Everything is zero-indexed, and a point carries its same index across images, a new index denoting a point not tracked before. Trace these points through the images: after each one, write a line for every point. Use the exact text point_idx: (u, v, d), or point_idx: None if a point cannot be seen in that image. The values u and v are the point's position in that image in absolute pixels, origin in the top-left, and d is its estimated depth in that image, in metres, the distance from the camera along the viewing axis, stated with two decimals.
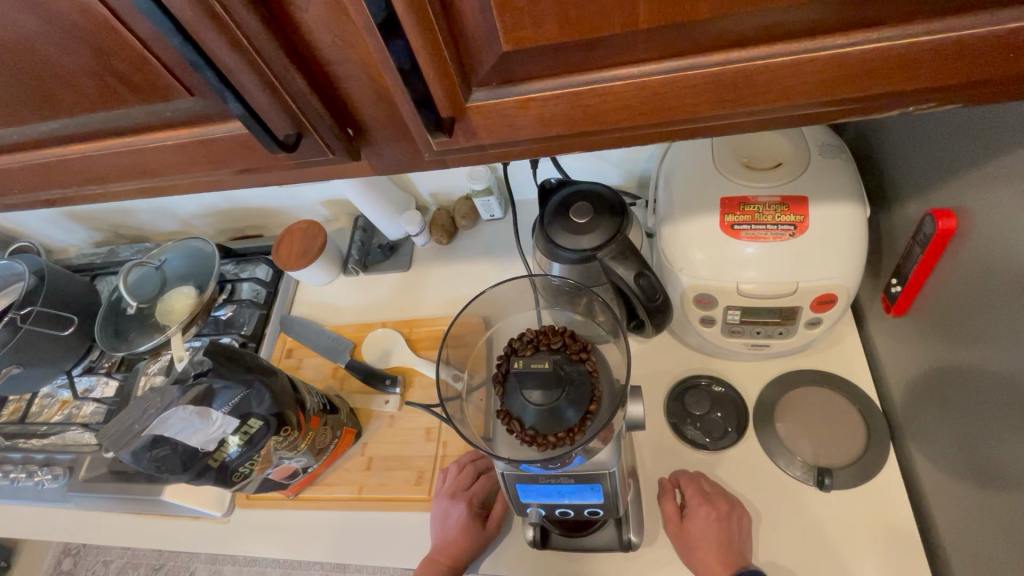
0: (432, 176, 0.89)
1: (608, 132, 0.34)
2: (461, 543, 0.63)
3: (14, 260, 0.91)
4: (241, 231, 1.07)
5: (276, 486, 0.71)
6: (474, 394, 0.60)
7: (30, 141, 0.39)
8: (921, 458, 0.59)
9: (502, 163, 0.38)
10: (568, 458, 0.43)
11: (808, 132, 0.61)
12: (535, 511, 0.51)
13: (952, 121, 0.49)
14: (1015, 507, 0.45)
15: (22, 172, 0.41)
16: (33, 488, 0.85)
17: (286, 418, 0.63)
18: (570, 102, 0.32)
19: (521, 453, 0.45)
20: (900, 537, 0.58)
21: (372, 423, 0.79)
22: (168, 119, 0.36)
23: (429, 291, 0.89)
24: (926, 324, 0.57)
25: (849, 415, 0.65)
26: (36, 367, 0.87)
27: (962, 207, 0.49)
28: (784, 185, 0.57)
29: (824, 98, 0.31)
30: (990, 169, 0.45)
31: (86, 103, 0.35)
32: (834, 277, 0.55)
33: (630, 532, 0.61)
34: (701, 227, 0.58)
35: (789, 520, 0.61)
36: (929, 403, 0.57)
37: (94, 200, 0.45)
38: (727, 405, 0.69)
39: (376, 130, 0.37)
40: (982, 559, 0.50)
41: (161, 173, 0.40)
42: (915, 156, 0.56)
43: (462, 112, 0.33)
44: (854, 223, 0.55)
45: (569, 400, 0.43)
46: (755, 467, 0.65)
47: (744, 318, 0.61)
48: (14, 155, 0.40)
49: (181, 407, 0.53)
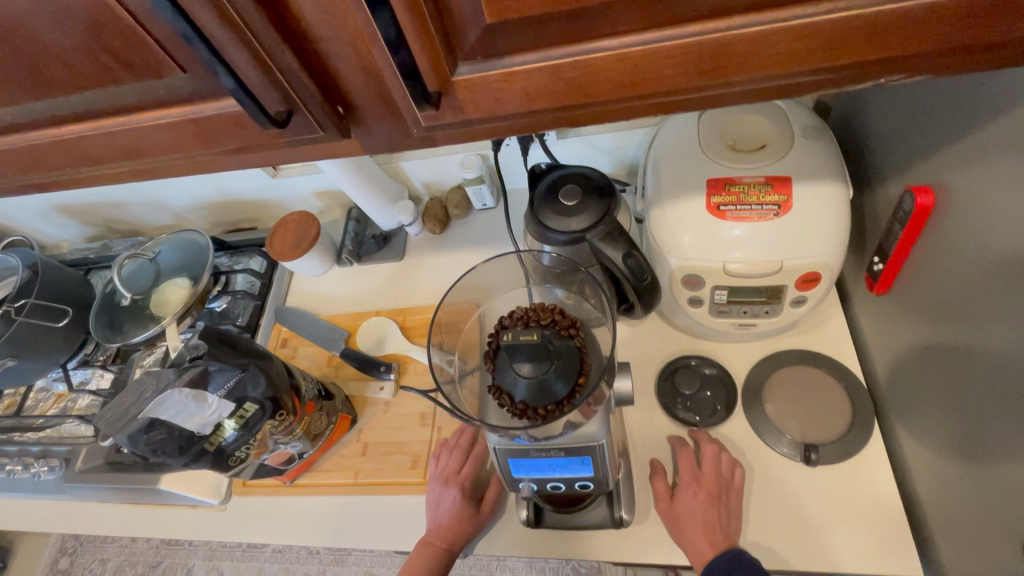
0: (424, 166, 0.90)
1: (592, 105, 0.35)
2: (455, 527, 0.64)
3: (7, 253, 0.91)
4: (235, 224, 1.07)
5: (271, 472, 0.71)
6: (467, 378, 0.60)
7: (24, 122, 0.39)
8: (904, 432, 0.60)
9: (489, 138, 0.39)
10: (557, 427, 0.45)
11: (792, 114, 0.63)
12: (527, 487, 0.52)
13: (930, 101, 0.50)
14: (994, 473, 0.46)
15: (17, 154, 0.42)
16: (31, 480, 0.85)
17: (282, 402, 0.64)
18: (553, 75, 0.33)
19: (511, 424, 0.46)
20: (885, 511, 0.60)
21: (367, 409, 0.79)
22: (160, 97, 0.36)
23: (423, 280, 0.90)
24: (909, 300, 0.58)
25: (835, 393, 0.67)
26: (33, 360, 0.87)
27: (940, 183, 0.50)
28: (769, 167, 0.58)
29: (798, 68, 0.32)
30: (965, 145, 0.47)
31: (79, 82, 0.35)
32: (818, 256, 0.56)
33: (622, 510, 0.63)
34: (688, 209, 0.59)
35: (777, 495, 0.63)
36: (912, 378, 0.59)
37: (89, 182, 0.45)
38: (715, 385, 0.70)
39: (365, 108, 0.38)
40: (963, 526, 0.51)
41: (155, 153, 0.41)
42: (896, 137, 0.57)
43: (448, 86, 0.34)
44: (836, 202, 0.57)
45: (557, 374, 0.44)
46: (744, 446, 0.66)
47: (731, 298, 0.62)
48: (8, 137, 0.40)
49: (176, 390, 0.54)
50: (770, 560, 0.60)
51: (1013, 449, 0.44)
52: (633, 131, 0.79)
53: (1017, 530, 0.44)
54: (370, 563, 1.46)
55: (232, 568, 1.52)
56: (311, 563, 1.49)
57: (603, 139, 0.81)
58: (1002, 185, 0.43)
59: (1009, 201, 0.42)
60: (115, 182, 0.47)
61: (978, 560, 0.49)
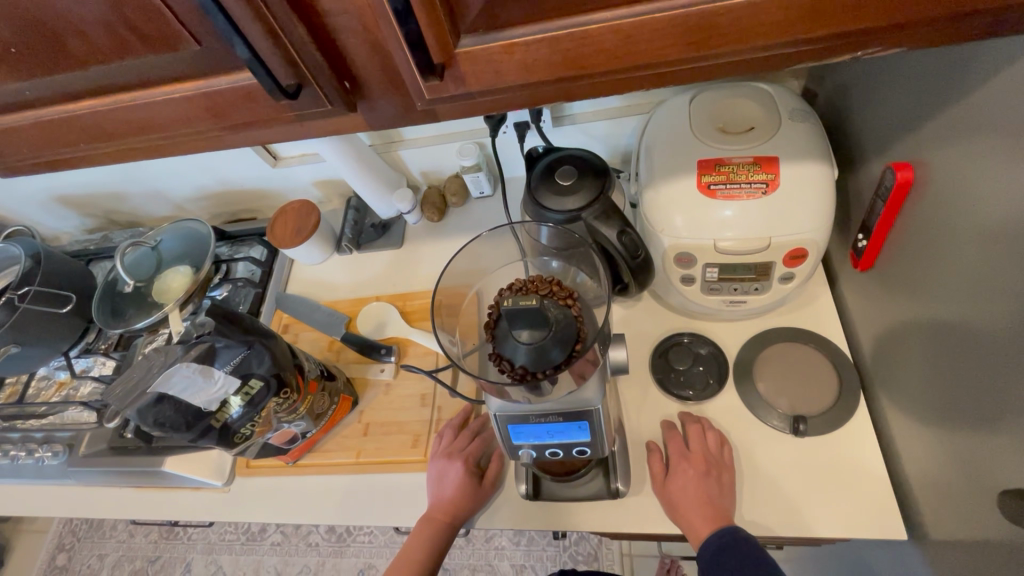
0: (423, 154, 0.91)
1: (587, 77, 0.37)
2: (457, 502, 0.66)
3: (10, 242, 0.92)
4: (235, 215, 1.09)
5: (275, 451, 0.73)
6: (467, 358, 0.59)
7: (43, 97, 0.41)
8: (889, 402, 0.63)
9: (489, 110, 0.41)
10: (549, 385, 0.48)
11: (780, 98, 0.65)
12: (527, 454, 0.55)
13: (909, 81, 0.53)
14: (973, 434, 0.49)
15: (36, 128, 0.43)
16: (34, 466, 0.86)
17: (286, 381, 0.65)
18: (550, 47, 0.35)
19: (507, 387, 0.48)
20: (871, 479, 0.62)
21: (368, 391, 0.81)
22: (176, 71, 0.38)
23: (422, 266, 0.91)
24: (891, 275, 0.61)
25: (823, 367, 0.69)
26: (34, 347, 0.88)
27: (919, 160, 0.53)
28: (758, 147, 0.60)
29: (779, 39, 0.35)
30: (942, 122, 0.49)
31: (98, 56, 0.37)
32: (804, 232, 0.59)
33: (617, 481, 0.65)
34: (680, 188, 0.61)
35: (768, 466, 0.65)
36: (895, 349, 0.61)
37: (105, 156, 0.47)
38: (707, 360, 0.72)
39: (371, 84, 0.40)
40: (943, 487, 0.53)
41: (168, 128, 0.42)
42: (879, 118, 0.59)
43: (451, 58, 0.35)
44: (821, 180, 0.59)
45: (555, 341, 0.46)
46: (736, 420, 0.69)
47: (722, 275, 0.65)
48: (26, 112, 0.42)
49: (184, 364, 0.55)
50: (761, 526, 0.62)
51: (989, 410, 0.47)
52: (626, 119, 0.81)
53: (993, 486, 0.46)
54: (368, 554, 1.47)
55: (230, 562, 1.52)
56: (310, 554, 1.49)
57: (597, 127, 0.83)
58: (976, 158, 0.45)
59: (982, 172, 0.45)
60: (127, 158, 0.48)
61: (958, 519, 0.51)
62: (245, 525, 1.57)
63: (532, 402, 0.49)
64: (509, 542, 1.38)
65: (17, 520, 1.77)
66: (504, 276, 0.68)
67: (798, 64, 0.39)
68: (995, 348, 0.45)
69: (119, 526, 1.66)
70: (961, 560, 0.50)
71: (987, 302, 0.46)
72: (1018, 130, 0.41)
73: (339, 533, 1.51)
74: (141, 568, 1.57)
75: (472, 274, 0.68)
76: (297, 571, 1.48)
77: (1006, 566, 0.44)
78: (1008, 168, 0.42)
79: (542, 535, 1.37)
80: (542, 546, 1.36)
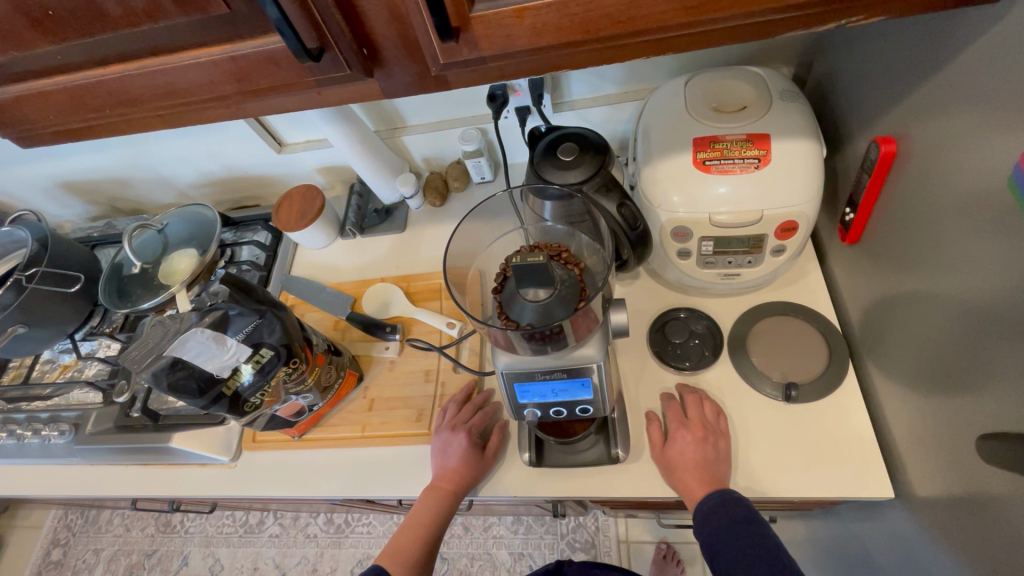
0: (425, 140, 0.94)
1: (591, 41, 0.43)
2: (462, 470, 0.68)
3: (15, 227, 0.89)
4: (240, 202, 1.11)
5: (282, 424, 0.74)
6: (492, 317, 0.58)
7: (79, 63, 0.46)
8: (875, 368, 0.65)
9: (499, 69, 0.46)
10: (546, 342, 0.53)
11: (771, 80, 0.69)
12: (532, 413, 0.61)
13: (892, 60, 0.56)
14: (951, 388, 0.51)
15: (76, 90, 0.48)
16: (39, 445, 0.85)
17: (295, 351, 0.67)
18: (559, 11, 0.40)
19: (510, 345, 0.54)
20: (859, 444, 0.65)
21: (373, 368, 0.83)
22: (206, 37, 0.43)
23: (424, 249, 0.94)
24: (875, 245, 0.64)
25: (812, 338, 0.72)
26: (41, 328, 0.86)
27: (902, 133, 0.56)
28: (750, 125, 0.64)
29: (753, 4, 0.41)
30: (919, 97, 0.53)
31: (132, 18, 0.41)
32: (795, 204, 0.62)
33: (617, 447, 0.68)
34: (676, 165, 0.64)
35: (761, 432, 0.68)
36: (879, 318, 0.64)
37: (134, 119, 0.52)
38: (702, 333, 0.76)
39: (387, 52, 0.45)
40: (924, 440, 0.56)
41: (192, 93, 0.48)
42: (861, 97, 0.63)
43: (466, 21, 0.40)
44: (810, 155, 0.62)
45: (561, 299, 0.51)
46: (730, 389, 0.71)
47: (717, 249, 0.68)
48: (62, 76, 0.47)
49: (199, 329, 0.58)
50: (755, 486, 0.64)
51: (964, 364, 0.49)
52: (624, 105, 0.84)
53: (970, 435, 0.49)
54: (367, 544, 1.47)
55: (229, 554, 1.52)
56: (308, 546, 1.49)
57: (597, 113, 0.86)
58: (951, 127, 0.49)
59: (956, 139, 0.48)
60: (159, 122, 0.54)
61: (937, 474, 0.54)
62: (243, 517, 1.57)
63: (534, 354, 0.54)
64: (506, 530, 1.39)
65: (10, 516, 1.74)
66: (498, 247, 0.71)
67: (765, 33, 0.44)
68: (967, 307, 0.48)
69: (115, 520, 1.65)
70: (942, 512, 0.53)
71: (960, 264, 0.49)
72: (989, 96, 0.44)
73: (338, 524, 1.51)
74: (137, 562, 1.56)
75: (469, 254, 0.69)
76: (296, 562, 1.47)
77: (984, 509, 0.47)
78: (982, 131, 0.45)
79: (539, 523, 1.38)
80: (540, 534, 1.37)
